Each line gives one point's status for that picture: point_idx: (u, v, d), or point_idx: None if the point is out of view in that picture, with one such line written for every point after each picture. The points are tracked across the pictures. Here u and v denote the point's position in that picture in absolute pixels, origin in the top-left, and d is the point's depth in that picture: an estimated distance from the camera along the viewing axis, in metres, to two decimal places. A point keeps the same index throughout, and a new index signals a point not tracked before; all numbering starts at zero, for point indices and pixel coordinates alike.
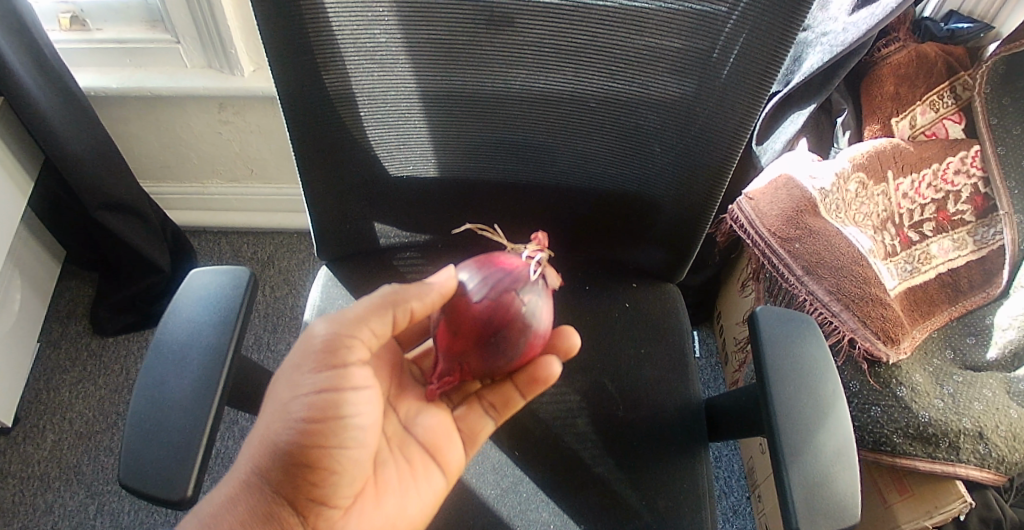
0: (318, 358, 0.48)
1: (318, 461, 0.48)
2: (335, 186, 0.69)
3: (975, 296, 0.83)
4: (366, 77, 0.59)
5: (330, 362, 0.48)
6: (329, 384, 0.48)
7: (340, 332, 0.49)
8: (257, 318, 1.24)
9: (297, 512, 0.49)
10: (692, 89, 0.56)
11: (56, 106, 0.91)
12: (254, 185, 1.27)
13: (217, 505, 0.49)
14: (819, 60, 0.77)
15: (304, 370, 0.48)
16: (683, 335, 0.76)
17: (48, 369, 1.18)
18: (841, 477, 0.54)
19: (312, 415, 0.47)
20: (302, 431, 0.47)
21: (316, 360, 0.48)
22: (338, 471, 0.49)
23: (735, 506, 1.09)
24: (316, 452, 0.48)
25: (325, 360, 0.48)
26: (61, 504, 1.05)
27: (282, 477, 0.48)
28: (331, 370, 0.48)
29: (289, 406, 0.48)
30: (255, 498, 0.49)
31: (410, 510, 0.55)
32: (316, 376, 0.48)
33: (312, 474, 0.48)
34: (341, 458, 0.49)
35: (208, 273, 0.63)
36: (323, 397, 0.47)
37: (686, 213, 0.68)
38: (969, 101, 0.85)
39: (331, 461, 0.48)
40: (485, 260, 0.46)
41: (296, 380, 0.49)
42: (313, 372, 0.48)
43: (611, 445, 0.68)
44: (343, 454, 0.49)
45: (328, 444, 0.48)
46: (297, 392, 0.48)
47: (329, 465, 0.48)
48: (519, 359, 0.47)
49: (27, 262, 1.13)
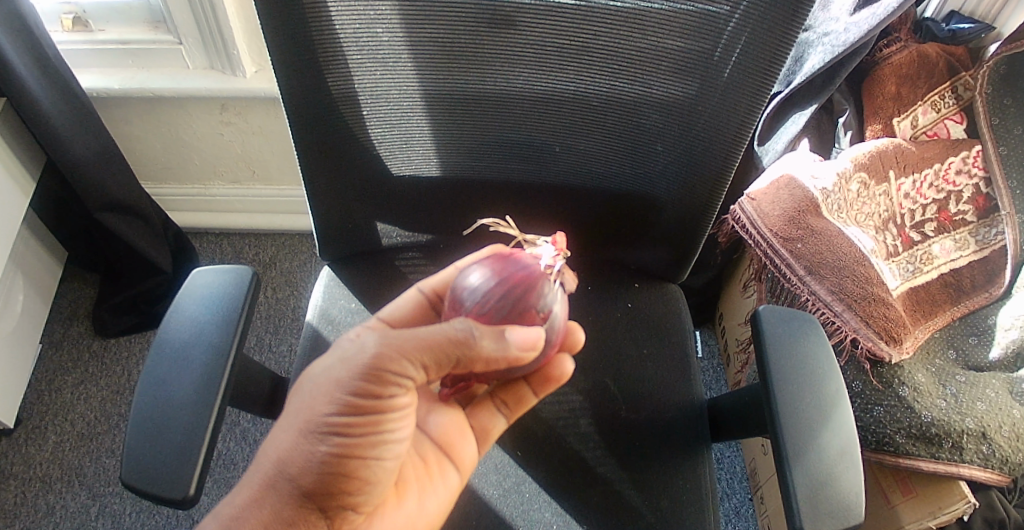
0: (363, 380, 0.45)
1: (354, 472, 0.46)
2: (338, 187, 0.69)
3: (978, 296, 0.82)
4: (368, 77, 0.59)
5: (377, 383, 0.45)
6: (374, 405, 0.46)
7: (389, 357, 0.45)
8: (258, 320, 1.23)
9: (327, 519, 0.47)
10: (694, 89, 0.56)
11: (58, 107, 0.91)
12: (256, 187, 1.27)
13: (240, 506, 0.47)
14: (820, 61, 0.78)
15: (348, 386, 0.45)
16: (685, 335, 0.76)
17: (50, 370, 1.18)
18: (844, 477, 0.54)
19: (350, 428, 0.46)
20: (336, 444, 0.46)
21: (361, 382, 0.45)
22: (371, 480, 0.48)
23: (738, 508, 1.09)
24: (353, 462, 0.46)
25: (371, 382, 0.45)
26: (62, 506, 1.05)
27: (314, 487, 0.46)
28: (377, 392, 0.45)
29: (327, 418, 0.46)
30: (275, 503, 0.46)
31: (429, 510, 0.54)
32: (360, 397, 0.45)
33: (346, 483, 0.46)
34: (375, 468, 0.47)
35: (211, 272, 0.63)
36: (365, 416, 0.46)
37: (688, 212, 0.68)
38: (971, 101, 0.85)
39: (366, 472, 0.47)
40: (513, 279, 0.43)
41: (336, 396, 0.45)
42: (356, 393, 0.45)
43: (614, 445, 0.68)
44: (378, 467, 0.47)
45: (365, 455, 0.46)
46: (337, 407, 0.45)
47: (364, 475, 0.47)
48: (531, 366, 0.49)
49: (29, 263, 1.13)
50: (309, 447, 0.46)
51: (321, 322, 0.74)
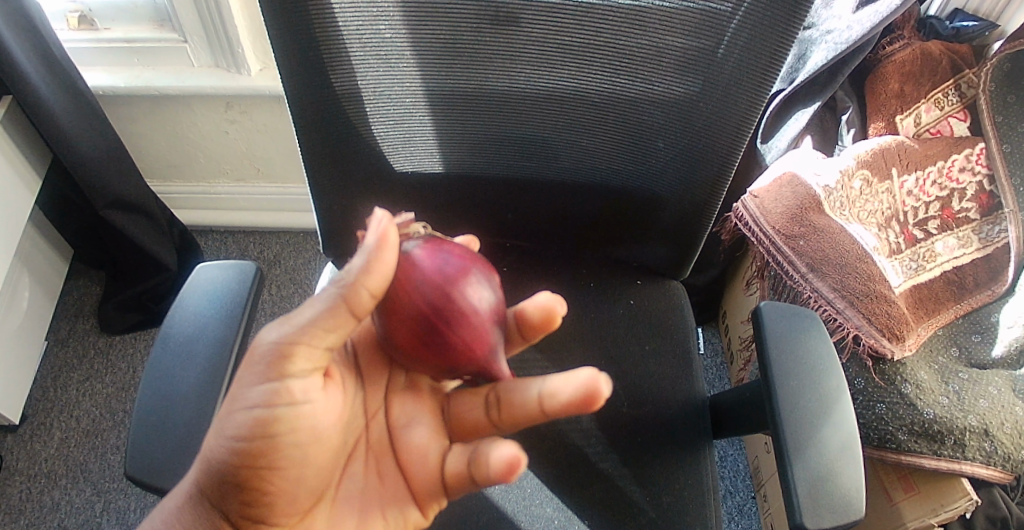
0: (262, 375, 0.38)
1: (250, 482, 0.41)
2: (342, 183, 0.70)
3: (980, 294, 0.82)
4: (372, 75, 0.59)
5: (271, 373, 0.38)
6: (266, 401, 0.38)
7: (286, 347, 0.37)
8: (263, 317, 1.24)
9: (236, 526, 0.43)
10: (696, 87, 0.57)
11: (64, 105, 0.92)
12: (262, 184, 1.28)
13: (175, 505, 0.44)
14: (824, 58, 0.77)
15: (250, 377, 0.38)
16: (688, 333, 0.77)
17: (56, 366, 1.19)
18: (844, 470, 0.54)
19: (242, 430, 0.39)
20: (233, 452, 0.39)
21: (258, 374, 0.38)
22: (272, 493, 0.42)
23: (740, 506, 1.09)
24: (250, 473, 0.40)
25: (268, 373, 0.38)
26: (67, 502, 1.06)
27: (218, 493, 0.42)
28: (274, 389, 0.38)
29: (228, 418, 0.40)
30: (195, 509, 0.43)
31: None
32: (255, 391, 0.38)
33: (247, 493, 0.41)
34: (280, 476, 0.41)
35: (214, 267, 0.63)
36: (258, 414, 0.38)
37: (689, 209, 0.68)
38: (974, 99, 0.85)
39: (262, 483, 0.41)
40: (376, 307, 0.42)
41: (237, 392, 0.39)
42: (259, 387, 0.38)
43: (615, 441, 0.68)
44: (277, 478, 0.41)
45: (264, 464, 0.40)
46: (235, 407, 0.39)
47: (267, 486, 0.41)
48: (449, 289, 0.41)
49: (34, 260, 1.14)
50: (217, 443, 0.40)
51: None
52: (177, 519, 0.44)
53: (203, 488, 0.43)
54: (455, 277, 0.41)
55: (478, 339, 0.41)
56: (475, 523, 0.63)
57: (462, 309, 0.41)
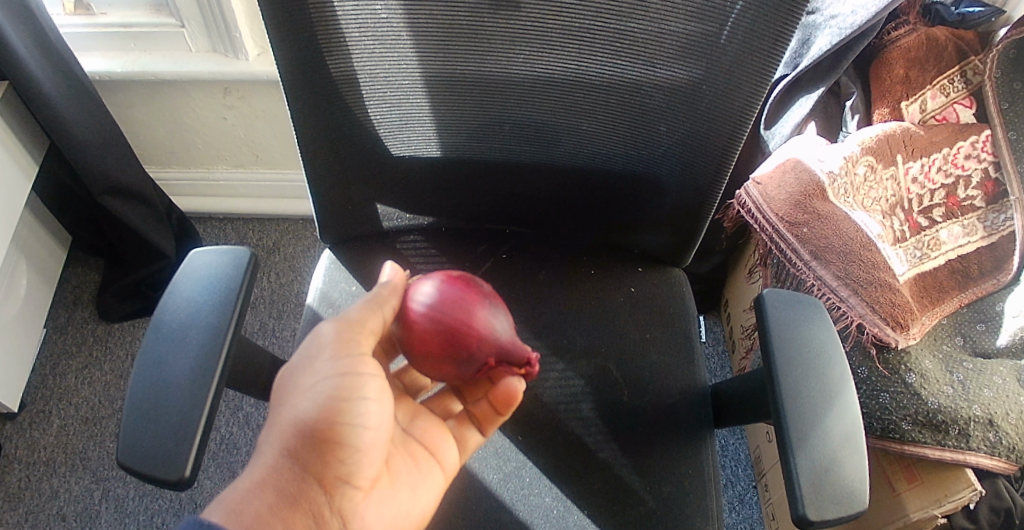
0: (336, 347, 0.51)
1: (342, 437, 0.50)
2: (338, 165, 0.68)
3: (985, 283, 0.80)
4: (368, 58, 0.58)
5: (346, 349, 0.51)
6: (346, 367, 0.51)
7: (347, 333, 0.52)
8: (262, 304, 1.23)
9: (324, 490, 0.49)
10: (698, 73, 0.56)
11: (60, 89, 0.91)
12: (261, 171, 1.27)
13: (246, 487, 0.48)
14: (828, 43, 0.76)
15: (325, 355, 0.51)
16: (691, 321, 0.76)
17: (54, 353, 1.18)
18: (848, 462, 0.53)
19: (331, 392, 0.50)
20: (325, 407, 0.49)
21: (332, 349, 0.51)
22: (360, 450, 0.51)
23: (741, 495, 1.08)
24: (342, 430, 0.50)
25: (340, 347, 0.51)
26: (65, 490, 1.05)
27: (308, 455, 0.49)
28: (345, 352, 0.51)
29: (311, 386, 0.50)
30: (281, 482, 0.49)
31: (422, 500, 0.56)
32: (335, 361, 0.51)
33: (337, 450, 0.49)
34: (362, 435, 0.51)
35: (209, 254, 0.63)
36: (344, 378, 0.50)
37: (692, 194, 0.67)
38: (980, 86, 0.84)
39: (354, 438, 0.50)
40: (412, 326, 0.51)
41: (315, 367, 0.51)
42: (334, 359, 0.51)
43: (616, 430, 0.68)
44: (363, 433, 0.51)
45: (350, 421, 0.50)
46: (317, 376, 0.50)
47: (353, 441, 0.50)
48: (458, 305, 0.50)
49: (32, 247, 1.13)
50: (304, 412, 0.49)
51: (320, 305, 0.74)
52: (257, 495, 0.48)
53: (291, 456, 0.49)
54: (451, 291, 0.51)
55: (480, 322, 0.50)
56: (473, 513, 0.62)
57: (457, 301, 0.50)
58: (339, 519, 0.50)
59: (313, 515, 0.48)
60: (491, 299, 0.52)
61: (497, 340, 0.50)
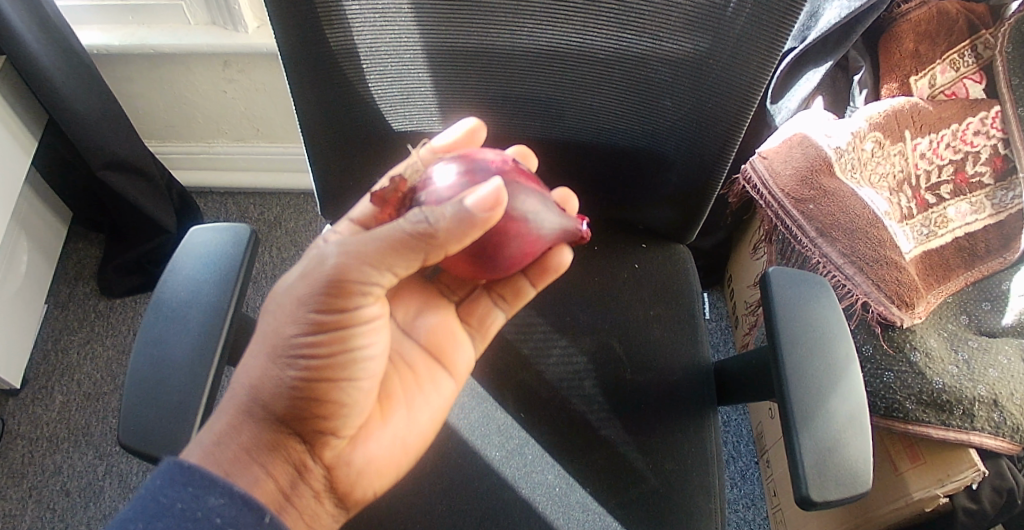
0: (325, 296, 0.45)
1: (325, 394, 0.47)
2: (338, 143, 0.68)
3: (991, 261, 0.79)
4: (368, 30, 0.57)
5: (339, 296, 0.45)
6: (334, 319, 0.46)
7: (352, 272, 0.44)
8: (263, 279, 1.23)
9: (304, 441, 0.47)
10: (705, 45, 0.55)
11: (57, 62, 0.89)
12: (262, 144, 1.26)
13: (218, 432, 0.46)
14: (837, 16, 0.75)
15: (312, 302, 0.45)
16: (694, 298, 0.75)
17: (56, 329, 1.18)
18: (852, 442, 0.53)
19: (318, 346, 0.46)
20: (307, 364, 0.46)
21: (322, 293, 0.45)
22: (345, 403, 0.48)
23: (743, 471, 1.08)
24: (327, 384, 0.47)
25: (330, 296, 0.45)
26: (68, 465, 1.05)
27: (288, 411, 0.47)
28: (341, 305, 0.45)
29: (294, 339, 0.46)
30: (258, 429, 0.46)
31: (421, 421, 0.55)
32: (320, 313, 0.45)
33: (319, 407, 0.47)
34: (348, 391, 0.48)
35: (207, 230, 0.62)
36: (330, 333, 0.46)
37: (698, 169, 0.66)
38: (991, 61, 0.82)
39: (338, 394, 0.47)
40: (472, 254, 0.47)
41: (298, 315, 0.45)
42: (319, 308, 0.45)
43: (618, 408, 0.67)
44: (351, 386, 0.48)
45: (339, 378, 0.47)
46: (301, 325, 0.45)
47: (338, 398, 0.48)
48: (525, 240, 0.46)
49: (32, 223, 1.12)
50: (286, 363, 0.46)
51: None
52: (234, 439, 0.46)
53: (269, 410, 0.46)
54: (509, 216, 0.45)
55: (533, 241, 0.46)
56: (474, 489, 0.62)
57: (508, 234, 0.45)
58: (323, 470, 0.49)
59: (294, 464, 0.47)
60: (531, 207, 0.45)
61: (551, 242, 0.48)
